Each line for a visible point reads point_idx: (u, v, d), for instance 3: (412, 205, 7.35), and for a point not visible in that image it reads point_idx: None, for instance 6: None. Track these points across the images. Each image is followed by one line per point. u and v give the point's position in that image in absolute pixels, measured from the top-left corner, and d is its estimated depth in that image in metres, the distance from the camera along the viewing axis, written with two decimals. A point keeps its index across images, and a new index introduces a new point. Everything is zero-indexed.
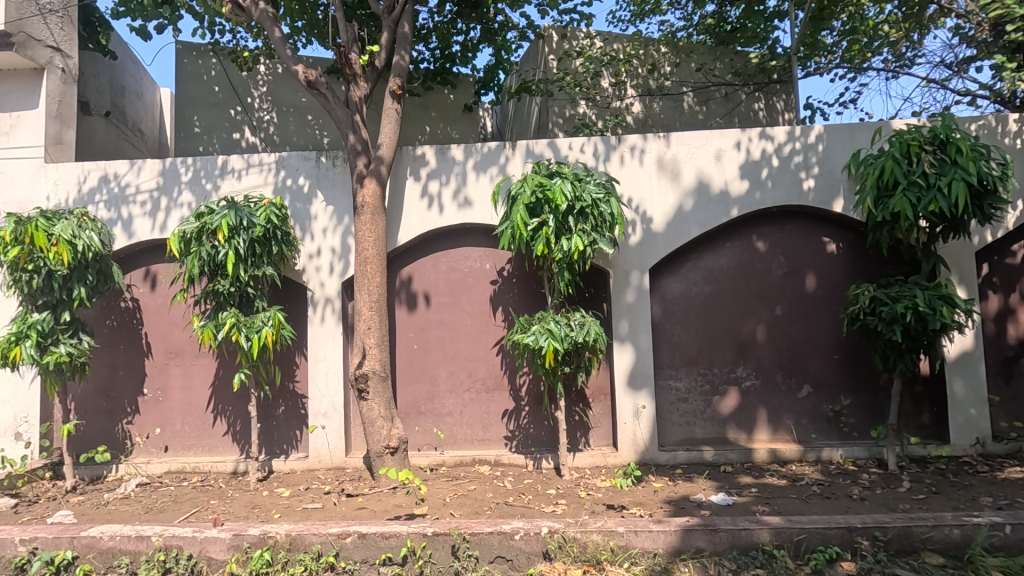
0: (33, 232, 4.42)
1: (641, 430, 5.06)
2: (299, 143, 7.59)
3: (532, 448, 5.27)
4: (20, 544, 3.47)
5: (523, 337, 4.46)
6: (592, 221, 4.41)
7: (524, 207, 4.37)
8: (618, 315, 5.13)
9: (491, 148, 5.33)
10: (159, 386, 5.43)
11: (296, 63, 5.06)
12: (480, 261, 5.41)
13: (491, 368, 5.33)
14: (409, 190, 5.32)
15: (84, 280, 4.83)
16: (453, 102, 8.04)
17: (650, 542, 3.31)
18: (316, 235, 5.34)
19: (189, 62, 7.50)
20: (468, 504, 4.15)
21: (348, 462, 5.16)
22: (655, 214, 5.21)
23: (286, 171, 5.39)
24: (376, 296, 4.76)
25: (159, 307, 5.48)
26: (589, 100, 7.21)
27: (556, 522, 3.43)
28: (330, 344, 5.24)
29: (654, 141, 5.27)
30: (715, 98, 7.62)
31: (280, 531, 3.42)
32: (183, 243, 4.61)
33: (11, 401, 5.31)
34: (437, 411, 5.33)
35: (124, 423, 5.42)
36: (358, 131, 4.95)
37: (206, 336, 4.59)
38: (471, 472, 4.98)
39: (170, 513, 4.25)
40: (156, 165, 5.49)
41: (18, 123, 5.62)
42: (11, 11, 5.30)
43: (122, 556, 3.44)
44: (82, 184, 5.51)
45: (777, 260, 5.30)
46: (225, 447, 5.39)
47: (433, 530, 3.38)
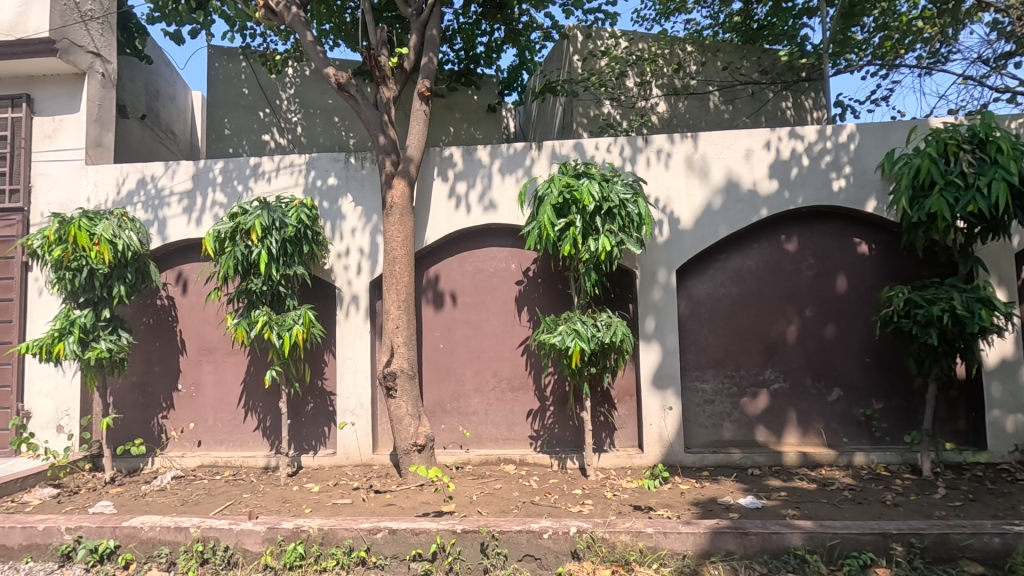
0: (76, 231, 4.61)
1: (667, 431, 5.04)
2: (325, 144, 7.72)
3: (557, 448, 5.28)
4: (66, 532, 3.61)
5: (550, 337, 4.47)
6: (620, 222, 4.41)
7: (551, 208, 4.38)
8: (645, 315, 5.11)
9: (517, 149, 5.36)
10: (192, 382, 5.58)
11: (327, 66, 5.14)
12: (506, 261, 5.44)
13: (516, 368, 5.35)
14: (436, 191, 5.37)
15: (123, 278, 5.00)
16: (477, 103, 8.09)
17: (680, 544, 3.30)
18: (345, 235, 5.43)
19: (220, 65, 7.69)
20: (495, 502, 4.18)
21: (375, 459, 5.23)
22: (682, 214, 5.18)
23: (316, 171, 5.50)
24: (403, 295, 4.82)
25: (193, 305, 5.63)
26: (614, 100, 7.19)
27: (585, 522, 3.44)
28: (358, 342, 5.32)
29: (681, 141, 5.24)
30: (742, 97, 7.51)
31: (312, 525, 3.50)
32: (218, 243, 4.72)
33: (53, 394, 5.51)
34: (463, 410, 5.38)
35: (159, 418, 5.58)
36: (387, 133, 5.01)
37: (239, 334, 4.68)
38: (496, 471, 5.01)
39: (204, 506, 4.36)
40: (190, 167, 5.63)
41: (60, 127, 5.82)
42: (56, 19, 5.55)
43: (162, 546, 3.54)
44: (121, 186, 5.68)
45: (807, 261, 5.23)
46: (255, 442, 5.51)
47: (463, 527, 3.42)
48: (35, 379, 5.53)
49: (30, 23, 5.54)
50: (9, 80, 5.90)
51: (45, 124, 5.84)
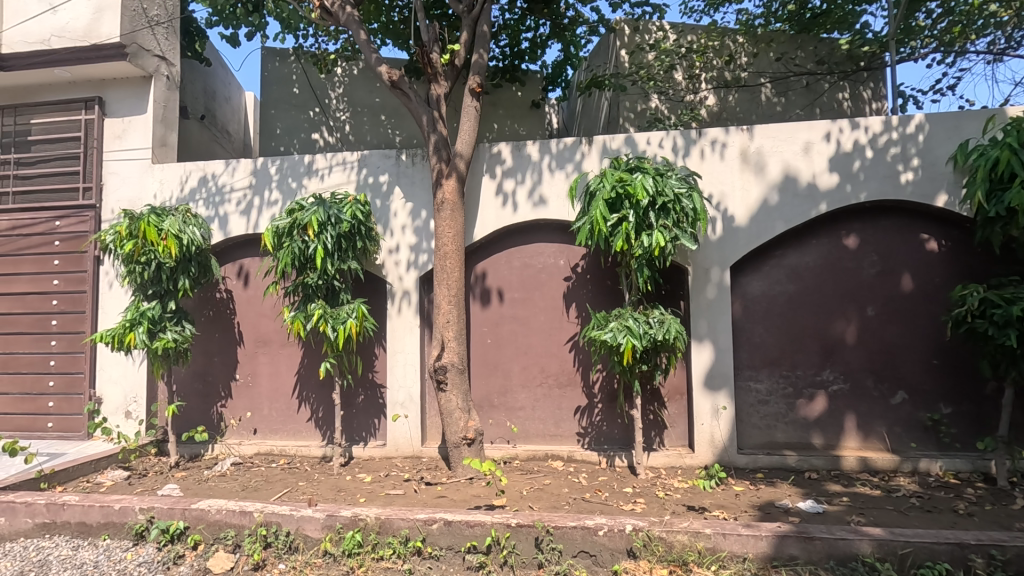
0: (145, 227, 4.84)
1: (719, 432, 4.93)
2: (373, 142, 7.85)
3: (605, 446, 5.24)
4: (139, 512, 3.79)
5: (601, 334, 4.42)
6: (674, 217, 4.34)
7: (604, 203, 4.33)
8: (697, 312, 5.01)
9: (566, 145, 5.33)
10: (249, 372, 5.78)
11: (380, 64, 5.22)
12: (554, 257, 5.42)
13: (564, 365, 5.33)
14: (485, 187, 5.40)
15: (187, 272, 5.22)
16: (521, 99, 8.06)
17: (740, 546, 3.22)
18: (395, 231, 5.51)
19: (273, 66, 7.92)
20: (546, 498, 4.17)
21: (424, 451, 5.31)
22: (737, 209, 5.05)
23: (368, 169, 5.60)
24: (454, 291, 4.87)
25: (251, 299, 5.83)
26: (662, 94, 7.06)
27: (640, 520, 3.40)
28: (408, 336, 5.41)
29: (736, 134, 5.11)
30: (796, 88, 7.23)
31: (370, 514, 3.58)
32: (276, 238, 4.87)
33: (122, 382, 5.81)
34: (510, 405, 5.39)
35: (219, 406, 5.81)
36: (438, 129, 5.06)
37: (296, 327, 4.80)
38: (544, 467, 5.02)
39: (264, 492, 4.52)
40: (248, 165, 5.82)
41: (129, 127, 6.12)
42: (126, 24, 5.82)
43: (228, 529, 3.67)
44: (184, 184, 5.92)
45: (869, 259, 5.02)
46: (308, 432, 5.67)
47: (517, 521, 3.42)
48: (107, 366, 5.85)
49: (103, 29, 5.80)
50: (82, 83, 6.24)
51: (114, 125, 6.15)
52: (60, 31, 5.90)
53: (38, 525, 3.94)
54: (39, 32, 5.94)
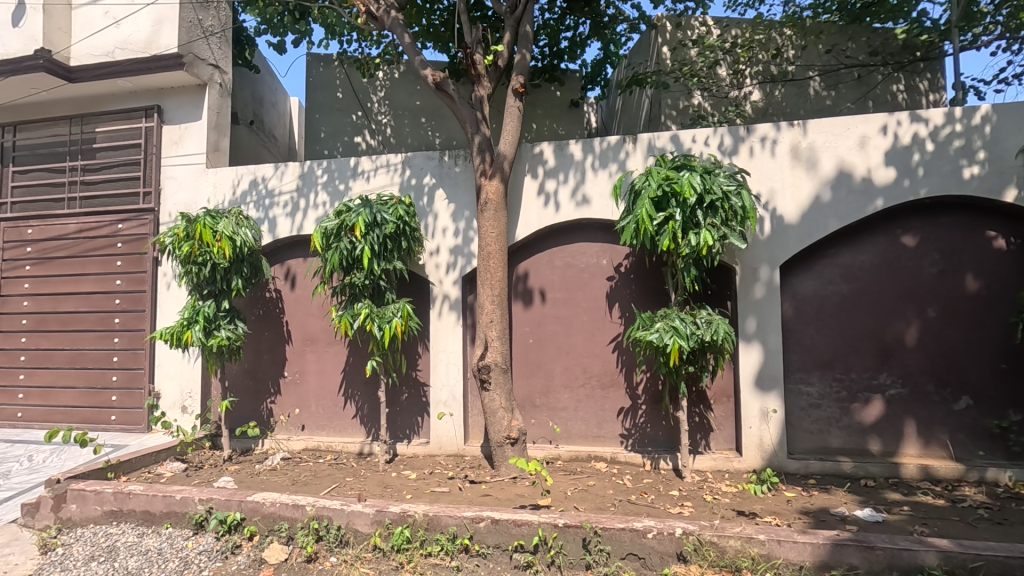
0: (202, 229, 5.04)
1: (768, 436, 4.81)
2: (413, 144, 7.96)
3: (649, 448, 5.17)
4: (199, 503, 3.94)
5: (646, 334, 4.36)
6: (722, 215, 4.26)
7: (650, 201, 4.26)
8: (745, 312, 4.89)
9: (610, 144, 5.29)
10: (297, 369, 5.94)
11: (424, 66, 5.28)
12: (597, 257, 5.37)
13: (607, 365, 5.29)
14: (527, 187, 5.40)
15: (240, 272, 5.41)
16: (560, 99, 8.02)
17: (796, 553, 3.12)
18: (438, 232, 5.57)
19: (318, 72, 8.12)
20: (591, 499, 4.15)
21: (466, 450, 5.34)
22: (787, 207, 4.90)
23: (411, 170, 5.68)
24: (497, 290, 4.89)
25: (299, 298, 5.99)
26: (706, 91, 6.91)
27: (690, 523, 3.34)
28: (451, 336, 5.46)
29: (787, 129, 4.97)
30: (847, 81, 6.95)
31: (418, 510, 3.63)
32: (325, 239, 4.99)
33: (178, 377, 6.07)
34: (553, 405, 5.38)
35: (268, 402, 6.00)
36: (482, 131, 5.10)
37: (343, 326, 4.90)
38: (588, 468, 4.98)
39: (314, 486, 4.65)
40: (297, 168, 5.99)
41: (185, 134, 6.38)
42: (183, 35, 6.10)
43: (282, 522, 3.78)
44: (236, 188, 6.13)
45: (930, 257, 4.80)
46: (354, 429, 5.78)
47: (565, 521, 3.41)
48: (164, 363, 6.13)
49: (162, 40, 6.11)
50: (142, 93, 6.54)
51: (172, 132, 6.42)
52: (123, 44, 6.23)
53: (106, 512, 4.15)
54: (104, 45, 6.28)
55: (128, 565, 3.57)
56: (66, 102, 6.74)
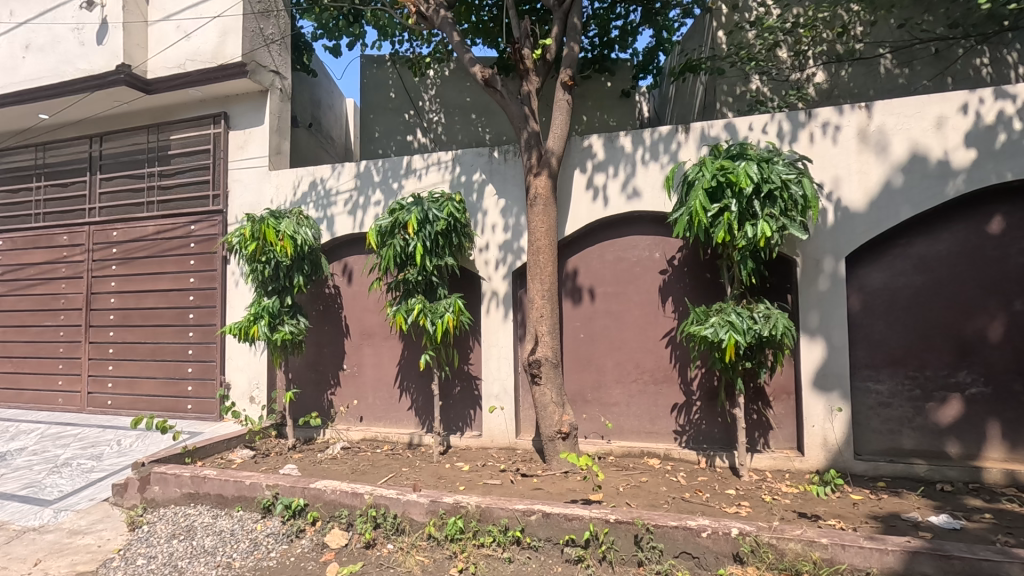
0: (266, 229, 5.30)
1: (833, 436, 4.60)
2: (464, 141, 8.05)
3: (704, 445, 5.06)
4: (266, 488, 4.18)
5: (700, 329, 4.25)
6: (781, 204, 4.08)
7: (703, 192, 4.13)
8: (807, 306, 4.69)
9: (661, 134, 5.17)
10: (355, 363, 6.17)
11: (473, 64, 5.32)
12: (649, 250, 5.28)
13: (660, 361, 5.19)
14: (577, 181, 5.37)
15: (302, 269, 5.66)
16: (610, 89, 7.91)
17: (862, 559, 2.98)
18: (488, 228, 5.63)
19: (371, 73, 8.34)
20: (643, 495, 4.10)
21: (518, 443, 5.39)
22: (853, 194, 4.65)
23: (462, 167, 5.76)
24: (547, 285, 4.89)
25: (356, 294, 6.20)
26: (765, 75, 6.63)
27: (747, 524, 3.25)
28: (502, 331, 5.52)
29: (852, 112, 4.69)
30: (922, 57, 6.46)
31: (470, 502, 3.71)
32: (379, 236, 5.13)
33: (247, 369, 6.45)
34: (604, 400, 5.34)
35: (329, 394, 6.26)
36: (530, 126, 5.09)
37: (398, 321, 5.01)
38: (640, 464, 4.92)
39: (372, 475, 4.83)
40: (353, 168, 6.19)
41: (249, 139, 6.72)
42: (246, 45, 6.42)
43: (342, 508, 3.95)
44: (296, 189, 6.41)
45: (1018, 246, 4.43)
46: (409, 420, 5.95)
47: (616, 517, 3.40)
48: (234, 355, 6.52)
49: (228, 50, 6.42)
50: (211, 101, 6.93)
51: (237, 137, 6.78)
52: (193, 55, 6.59)
53: (185, 494, 4.46)
54: (176, 57, 6.67)
55: (204, 544, 3.84)
56: (145, 112, 7.23)
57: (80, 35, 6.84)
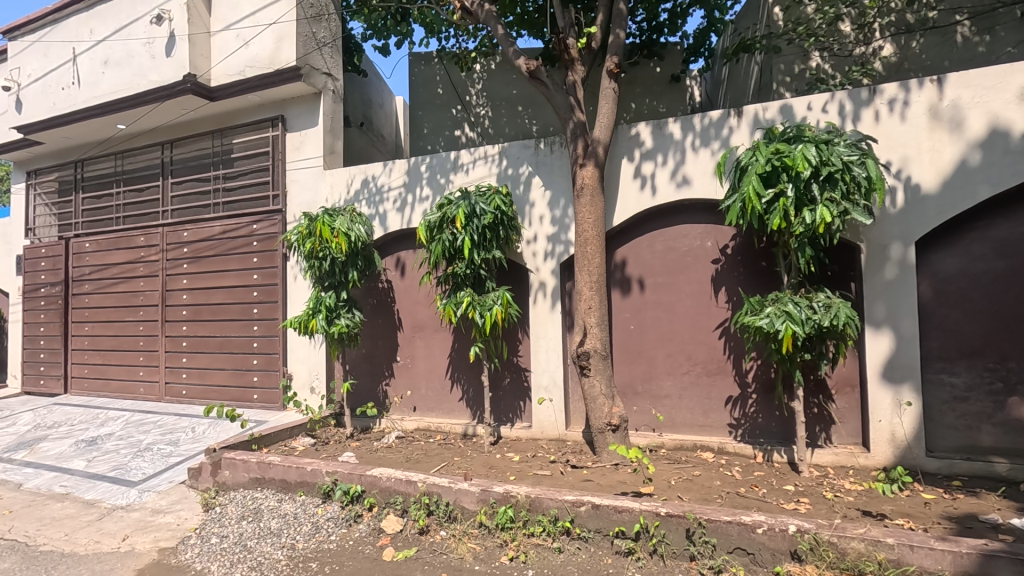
0: (321, 227, 5.51)
1: (901, 431, 4.36)
2: (511, 134, 8.07)
3: (761, 439, 4.90)
4: (326, 475, 4.38)
5: (755, 320, 4.10)
6: (843, 187, 3.87)
7: (757, 177, 3.98)
8: (872, 295, 4.45)
9: (712, 120, 5.01)
10: (407, 355, 6.34)
11: (518, 56, 5.32)
12: (701, 239, 5.13)
13: (713, 352, 5.06)
14: (624, 171, 5.30)
15: (355, 265, 5.85)
16: (659, 75, 7.70)
17: (932, 561, 2.83)
18: (535, 220, 5.64)
19: (419, 70, 8.47)
20: (696, 489, 4.03)
21: (568, 435, 5.40)
22: (924, 175, 4.36)
23: (508, 160, 5.78)
24: (595, 276, 4.85)
25: (408, 288, 6.36)
26: (825, 51, 6.31)
27: (806, 521, 3.14)
28: (550, 323, 5.53)
29: (922, 87, 4.39)
30: (1006, 22, 5.85)
31: (520, 492, 3.75)
32: (428, 231, 5.23)
33: (307, 361, 6.76)
34: (655, 392, 5.26)
35: (384, 384, 6.47)
36: (576, 115, 5.05)
37: (447, 313, 5.11)
38: (693, 458, 4.83)
39: (425, 464, 4.97)
40: (402, 165, 6.33)
41: (305, 140, 6.99)
42: (300, 49, 6.66)
43: (397, 495, 4.09)
44: (350, 187, 6.63)
45: None
46: (460, 411, 6.06)
47: (667, 511, 3.36)
48: (295, 348, 6.84)
49: (283, 55, 6.69)
50: (269, 105, 7.24)
51: (294, 139, 7.06)
52: (252, 62, 6.90)
53: (252, 479, 4.73)
54: (237, 65, 7.01)
55: (271, 526, 4.07)
56: (209, 119, 7.65)
57: (151, 49, 7.30)
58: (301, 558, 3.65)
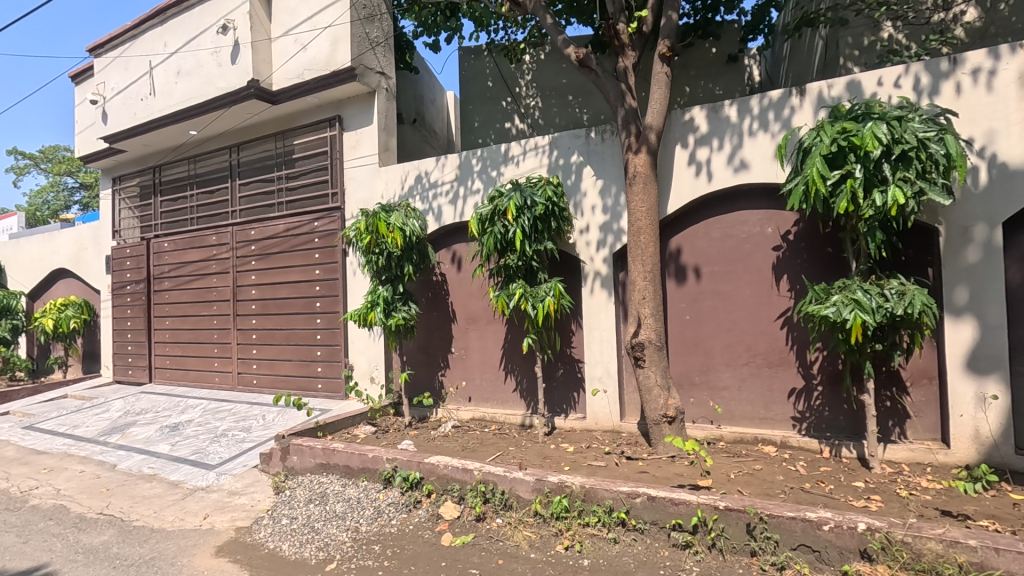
0: (378, 223, 5.69)
1: (986, 426, 4.06)
2: (561, 124, 8.01)
3: (827, 433, 4.69)
4: (386, 462, 4.55)
5: (820, 309, 3.92)
6: (918, 166, 3.62)
7: (822, 158, 3.78)
8: (953, 281, 4.15)
9: (772, 100, 4.79)
10: (462, 346, 6.46)
11: (567, 45, 5.27)
12: (761, 225, 4.94)
13: (774, 343, 4.88)
14: (678, 157, 5.17)
15: (411, 259, 6.00)
16: (715, 56, 7.43)
17: (1020, 566, 2.63)
18: (587, 210, 5.59)
19: (469, 64, 8.53)
20: (757, 484, 3.91)
21: (623, 426, 5.36)
22: (1012, 150, 4.01)
23: (559, 150, 5.75)
24: (649, 266, 4.77)
25: (461, 281, 6.47)
26: (899, 20, 5.89)
27: (877, 519, 2.99)
28: (603, 314, 5.48)
29: (1011, 54, 4.04)
30: None
31: (575, 482, 3.76)
32: (480, 224, 5.28)
33: (367, 352, 7.01)
34: (713, 384, 5.13)
35: (440, 375, 6.62)
36: (627, 103, 4.95)
37: (500, 305, 5.15)
38: (754, 451, 4.68)
39: (480, 453, 5.06)
40: (454, 159, 6.42)
41: (361, 138, 7.20)
42: (354, 50, 6.86)
43: (454, 483, 4.19)
44: (404, 182, 6.80)
45: None
46: (514, 402, 6.13)
47: (726, 504, 3.28)
48: (356, 340, 7.11)
49: (339, 57, 6.91)
50: (327, 105, 7.51)
51: (350, 138, 7.29)
52: (310, 65, 7.16)
53: (318, 464, 4.97)
54: (296, 68, 7.29)
55: (336, 509, 4.27)
56: (272, 121, 8.01)
57: (218, 58, 7.70)
58: (364, 541, 3.82)
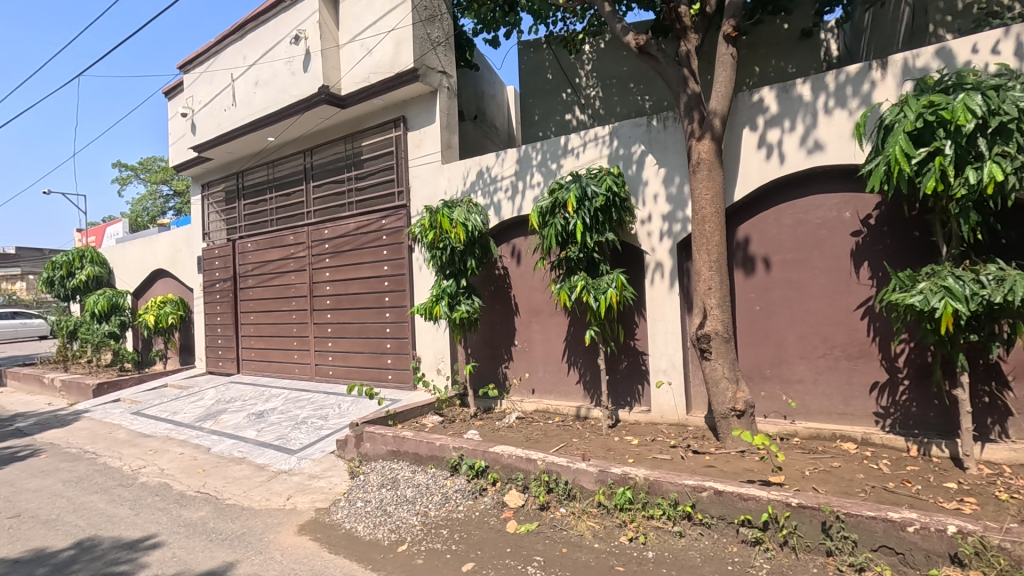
0: (441, 219, 5.84)
1: None
2: (623, 112, 7.87)
3: (916, 430, 4.38)
4: (453, 450, 4.70)
5: (905, 297, 3.66)
6: (1020, 139, 3.30)
7: (906, 136, 3.51)
8: None
9: (849, 75, 4.50)
10: (525, 338, 6.53)
11: (626, 32, 5.18)
12: (837, 210, 4.67)
13: (854, 334, 4.60)
14: (746, 141, 4.97)
15: (473, 253, 6.14)
16: (787, 31, 7.04)
17: None
18: (649, 200, 5.49)
19: (528, 58, 8.56)
20: (834, 481, 3.72)
21: (690, 420, 5.24)
22: None
23: (619, 140, 5.68)
24: (715, 255, 4.62)
25: (523, 274, 6.53)
26: None
27: (970, 522, 2.78)
28: (667, 306, 5.38)
29: None
30: None
31: (639, 474, 3.74)
32: (541, 217, 5.30)
33: (434, 345, 7.24)
34: (786, 377, 4.92)
35: (503, 367, 6.73)
36: (690, 88, 4.82)
37: (562, 298, 5.16)
38: (831, 448, 4.45)
39: (544, 444, 5.11)
40: (514, 154, 6.48)
41: (424, 137, 7.41)
42: (416, 51, 7.05)
43: (518, 472, 4.27)
44: (466, 179, 6.94)
45: None
46: (577, 394, 6.13)
47: (799, 501, 3.16)
48: (422, 333, 7.36)
49: (402, 59, 7.12)
50: (391, 107, 7.77)
51: (414, 137, 7.52)
52: (375, 68, 7.43)
53: (389, 451, 5.20)
54: (362, 73, 7.59)
55: (406, 494, 4.46)
56: (341, 125, 8.39)
57: (292, 67, 8.15)
58: (433, 525, 3.98)
